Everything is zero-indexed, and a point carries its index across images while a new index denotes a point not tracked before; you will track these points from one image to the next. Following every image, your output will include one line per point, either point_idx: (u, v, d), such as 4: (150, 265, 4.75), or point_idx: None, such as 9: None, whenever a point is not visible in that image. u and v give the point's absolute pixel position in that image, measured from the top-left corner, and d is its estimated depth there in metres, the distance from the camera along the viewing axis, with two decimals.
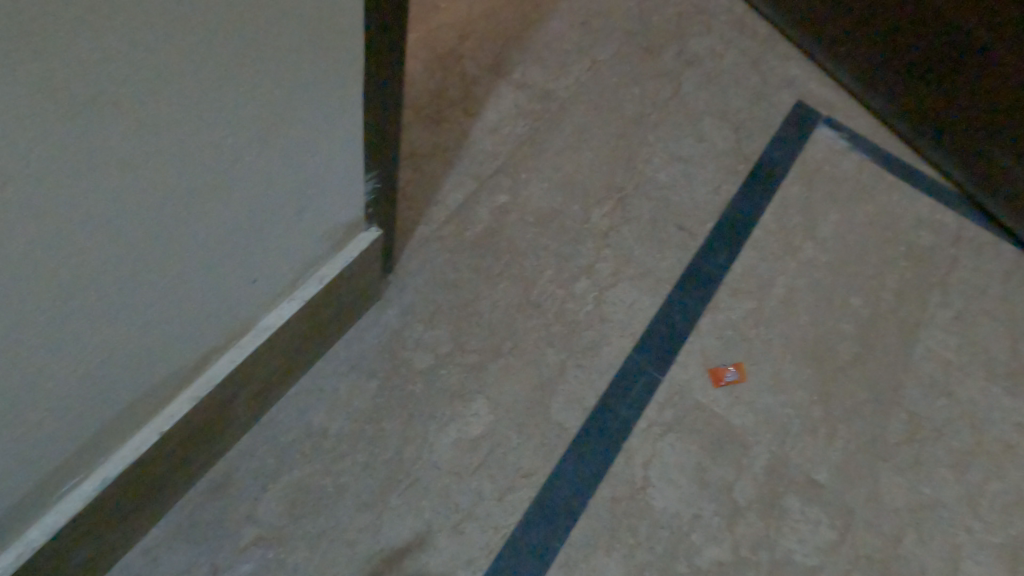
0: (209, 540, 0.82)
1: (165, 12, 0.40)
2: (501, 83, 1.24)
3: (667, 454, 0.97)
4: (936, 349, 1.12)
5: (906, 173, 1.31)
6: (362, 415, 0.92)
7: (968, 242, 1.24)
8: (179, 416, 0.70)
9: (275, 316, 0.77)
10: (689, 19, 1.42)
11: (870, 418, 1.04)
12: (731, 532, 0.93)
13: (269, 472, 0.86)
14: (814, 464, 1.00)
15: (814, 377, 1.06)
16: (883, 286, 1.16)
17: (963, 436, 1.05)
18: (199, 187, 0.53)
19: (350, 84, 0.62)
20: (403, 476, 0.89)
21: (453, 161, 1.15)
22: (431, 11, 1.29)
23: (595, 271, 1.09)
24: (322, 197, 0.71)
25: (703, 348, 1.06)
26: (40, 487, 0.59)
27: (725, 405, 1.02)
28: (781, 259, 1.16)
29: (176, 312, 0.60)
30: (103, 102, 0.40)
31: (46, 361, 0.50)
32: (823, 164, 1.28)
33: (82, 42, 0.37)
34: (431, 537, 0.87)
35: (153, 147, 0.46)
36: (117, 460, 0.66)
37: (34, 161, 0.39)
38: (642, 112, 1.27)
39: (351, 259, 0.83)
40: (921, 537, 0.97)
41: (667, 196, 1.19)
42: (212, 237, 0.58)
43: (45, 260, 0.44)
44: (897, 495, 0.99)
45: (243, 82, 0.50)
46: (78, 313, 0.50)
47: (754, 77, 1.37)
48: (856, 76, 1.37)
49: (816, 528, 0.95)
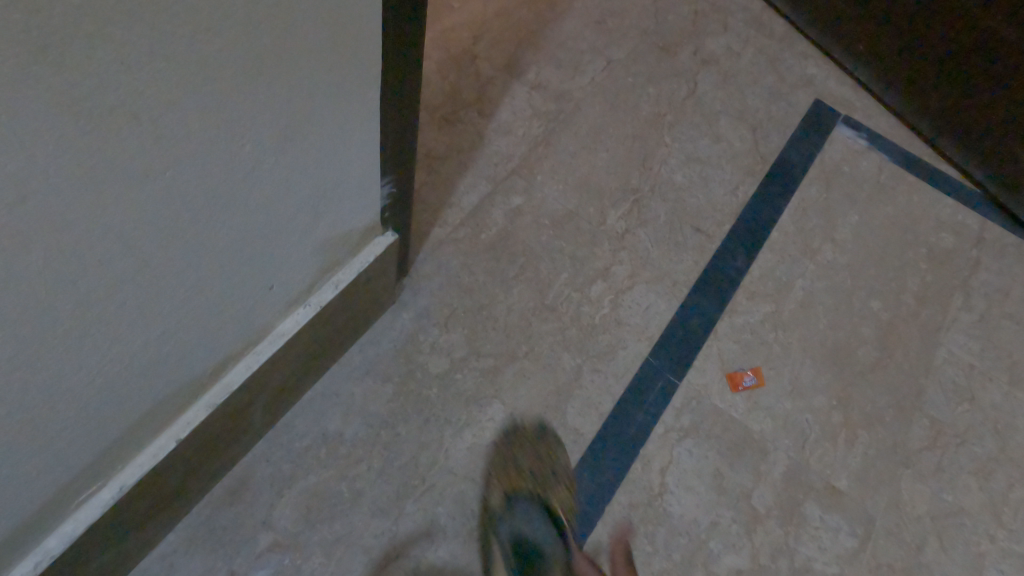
0: (226, 545, 0.82)
1: (187, 23, 0.39)
2: (516, 83, 1.24)
3: (685, 460, 0.96)
4: (958, 354, 1.10)
5: (927, 173, 1.29)
6: (378, 419, 0.92)
7: (990, 244, 1.22)
8: (196, 422, 0.70)
9: (292, 321, 0.77)
10: (705, 17, 1.40)
11: (891, 424, 1.03)
12: (749, 540, 0.92)
13: (285, 477, 0.86)
14: (833, 470, 0.99)
15: (834, 382, 1.05)
16: (903, 289, 1.14)
17: (986, 443, 1.03)
18: (217, 196, 0.52)
19: (367, 90, 0.62)
20: (419, 482, 0.89)
21: (467, 163, 1.14)
22: (445, 11, 1.28)
23: (611, 274, 1.08)
24: (340, 202, 0.70)
25: (720, 352, 1.05)
26: (57, 497, 0.59)
27: (743, 410, 1.01)
28: (801, 261, 1.15)
29: (193, 320, 0.60)
30: (124, 115, 0.40)
31: (66, 374, 0.50)
32: (842, 165, 1.26)
33: (104, 55, 0.36)
34: (447, 544, 0.86)
35: (172, 157, 0.45)
36: (135, 467, 0.66)
37: (55, 176, 0.39)
38: (658, 112, 1.26)
39: (367, 263, 0.82)
40: (943, 546, 0.95)
41: (684, 197, 1.18)
42: (231, 244, 0.58)
43: (64, 273, 0.44)
44: (919, 502, 0.98)
45: (262, 89, 0.49)
46: (97, 323, 0.50)
47: (771, 76, 1.35)
48: (874, 75, 1.35)
49: (836, 535, 0.94)
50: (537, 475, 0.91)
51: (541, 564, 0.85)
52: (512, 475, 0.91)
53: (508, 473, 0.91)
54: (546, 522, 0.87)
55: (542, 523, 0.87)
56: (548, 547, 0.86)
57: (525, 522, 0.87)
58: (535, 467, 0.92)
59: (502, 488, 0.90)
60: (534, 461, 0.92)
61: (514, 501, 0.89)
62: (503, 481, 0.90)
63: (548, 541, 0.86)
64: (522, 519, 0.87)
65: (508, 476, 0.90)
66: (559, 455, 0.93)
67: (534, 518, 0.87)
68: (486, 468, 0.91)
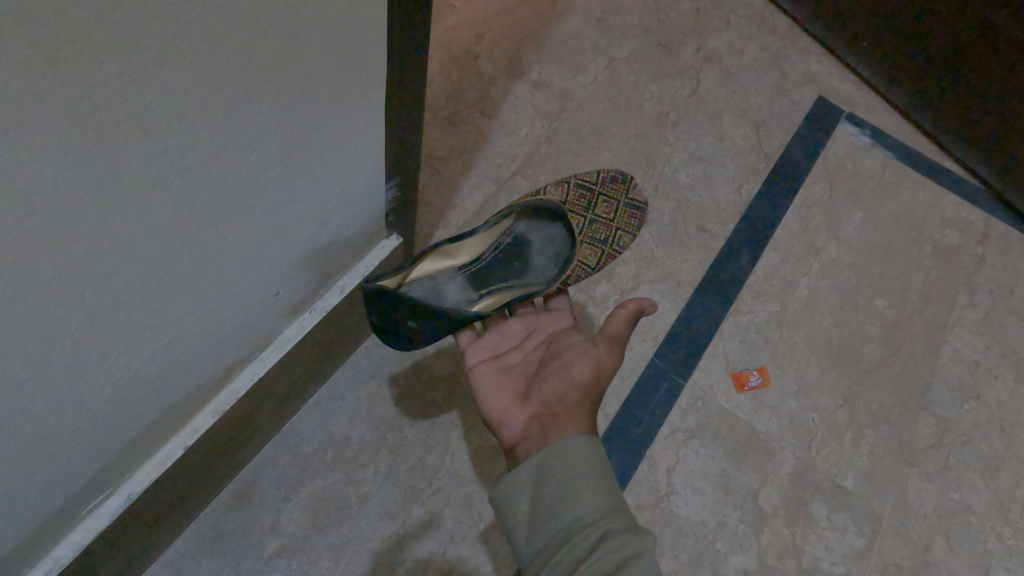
0: (234, 551, 0.82)
1: (191, 35, 0.39)
2: (518, 83, 1.23)
3: (690, 461, 0.96)
4: (964, 351, 1.10)
5: (931, 170, 1.28)
6: (384, 423, 0.92)
7: (995, 241, 1.22)
8: (203, 429, 0.70)
9: (297, 327, 0.77)
10: (707, 15, 1.39)
11: (897, 423, 1.03)
12: (757, 540, 0.92)
13: (292, 482, 0.87)
14: (840, 470, 0.99)
15: (839, 380, 1.05)
16: (908, 287, 1.14)
17: (992, 440, 1.03)
18: (223, 203, 0.52)
19: (370, 97, 0.61)
20: (425, 485, 0.89)
21: (471, 164, 1.14)
22: (447, 11, 1.28)
23: (616, 275, 1.08)
24: (345, 207, 0.70)
25: (725, 352, 1.05)
26: (65, 507, 0.59)
27: (749, 410, 1.01)
28: (805, 260, 1.15)
29: (198, 327, 0.60)
30: (130, 126, 0.39)
31: (74, 383, 0.50)
32: (845, 162, 1.26)
33: (109, 69, 0.36)
34: (455, 547, 0.86)
35: (178, 167, 0.45)
36: (142, 475, 0.66)
37: (61, 189, 0.38)
38: (661, 111, 1.25)
39: (372, 267, 0.82)
40: (950, 544, 0.95)
41: (687, 196, 1.18)
42: (236, 250, 0.58)
43: (70, 283, 0.43)
44: (925, 501, 0.98)
45: (267, 96, 0.49)
46: (105, 332, 0.49)
47: (774, 73, 1.35)
48: (877, 72, 1.34)
49: (844, 535, 0.94)
50: (587, 225, 0.93)
51: (517, 269, 0.91)
52: (576, 205, 0.94)
53: (580, 198, 0.94)
54: (555, 256, 0.91)
55: (554, 253, 0.91)
56: (531, 275, 0.91)
57: (541, 241, 0.92)
58: (609, 211, 0.95)
59: (564, 199, 0.94)
60: (610, 212, 0.96)
61: (554, 219, 0.91)
62: (581, 192, 0.95)
63: (537, 275, 0.91)
64: (544, 231, 0.92)
65: (575, 199, 0.94)
66: (629, 233, 0.96)
67: (550, 240, 0.91)
68: (565, 186, 0.96)
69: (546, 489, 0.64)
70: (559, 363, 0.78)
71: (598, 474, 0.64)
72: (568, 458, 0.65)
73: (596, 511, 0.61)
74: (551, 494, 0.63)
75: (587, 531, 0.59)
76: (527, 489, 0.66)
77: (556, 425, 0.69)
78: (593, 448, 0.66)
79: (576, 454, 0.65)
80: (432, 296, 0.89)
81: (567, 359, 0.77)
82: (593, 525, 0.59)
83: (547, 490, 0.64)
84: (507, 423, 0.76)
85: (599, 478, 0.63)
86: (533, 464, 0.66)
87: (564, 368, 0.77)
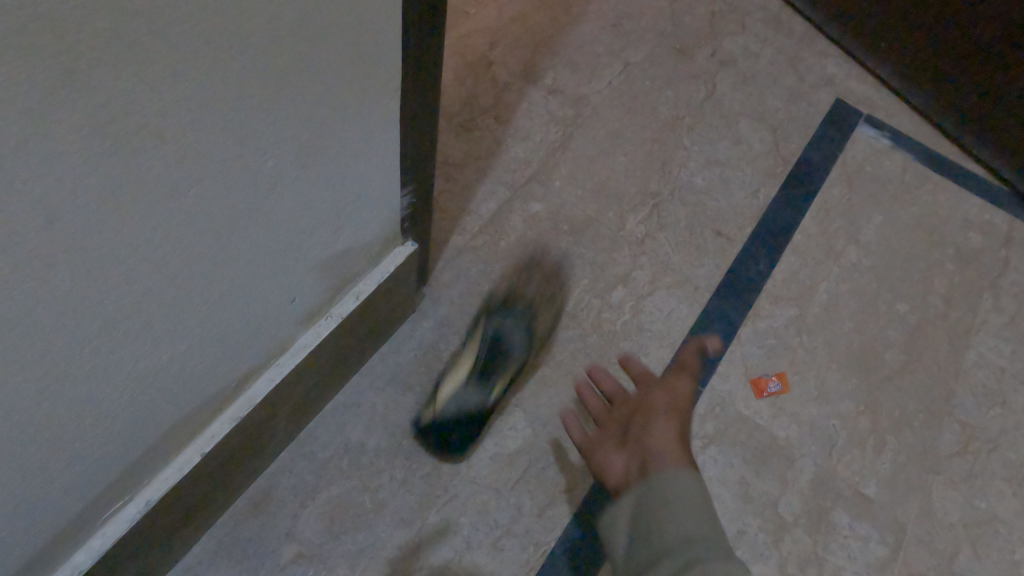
0: (250, 558, 0.82)
1: (210, 40, 0.39)
2: (533, 89, 1.23)
3: (709, 468, 0.95)
4: (989, 356, 1.08)
5: (954, 173, 1.26)
6: (399, 429, 0.92)
7: (1020, 244, 1.19)
8: (220, 435, 0.70)
9: (313, 333, 0.77)
10: (722, 18, 1.39)
11: (922, 429, 1.01)
12: (777, 549, 0.91)
13: (308, 489, 0.87)
14: (863, 477, 0.97)
15: (860, 387, 1.03)
16: (931, 291, 1.12)
17: (1019, 448, 1.01)
18: (239, 211, 0.52)
19: (386, 102, 0.61)
20: (440, 492, 0.89)
21: (485, 170, 1.14)
22: (461, 18, 1.28)
23: (632, 280, 1.08)
24: (360, 215, 0.70)
25: (744, 358, 1.04)
26: (83, 513, 0.59)
27: (768, 416, 1.00)
28: (824, 264, 1.13)
29: (215, 333, 0.60)
30: (147, 134, 0.40)
31: (92, 391, 0.50)
32: (864, 165, 1.24)
33: (127, 77, 0.36)
34: (471, 554, 0.86)
35: (197, 172, 0.45)
36: (160, 481, 0.67)
37: (80, 198, 0.38)
38: (676, 116, 1.24)
39: (387, 274, 0.82)
40: (977, 553, 0.93)
41: (704, 201, 1.17)
42: (253, 256, 0.58)
43: (91, 291, 0.44)
44: (951, 510, 0.96)
45: (282, 105, 0.49)
46: (123, 340, 0.50)
47: (791, 76, 1.33)
48: (897, 74, 1.32)
49: (866, 544, 0.93)
50: None
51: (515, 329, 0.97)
52: None
53: None
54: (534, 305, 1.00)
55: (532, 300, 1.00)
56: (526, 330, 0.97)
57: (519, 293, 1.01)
58: None
59: None
60: None
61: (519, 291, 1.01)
62: None
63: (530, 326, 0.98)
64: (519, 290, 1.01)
65: None
66: None
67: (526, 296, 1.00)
68: None
69: (643, 513, 0.60)
70: (637, 404, 0.75)
71: (699, 504, 0.59)
72: (667, 488, 0.60)
73: (690, 538, 0.56)
74: (647, 522, 0.59)
75: (680, 556, 0.55)
76: (624, 519, 0.62)
77: (661, 451, 0.65)
78: (693, 480, 0.61)
79: (674, 485, 0.60)
80: (463, 403, 0.91)
81: (645, 398, 0.75)
82: (684, 553, 0.55)
83: (644, 520, 0.59)
84: (608, 470, 0.69)
85: (698, 509, 0.58)
86: (633, 497, 0.62)
87: (647, 408, 0.74)
